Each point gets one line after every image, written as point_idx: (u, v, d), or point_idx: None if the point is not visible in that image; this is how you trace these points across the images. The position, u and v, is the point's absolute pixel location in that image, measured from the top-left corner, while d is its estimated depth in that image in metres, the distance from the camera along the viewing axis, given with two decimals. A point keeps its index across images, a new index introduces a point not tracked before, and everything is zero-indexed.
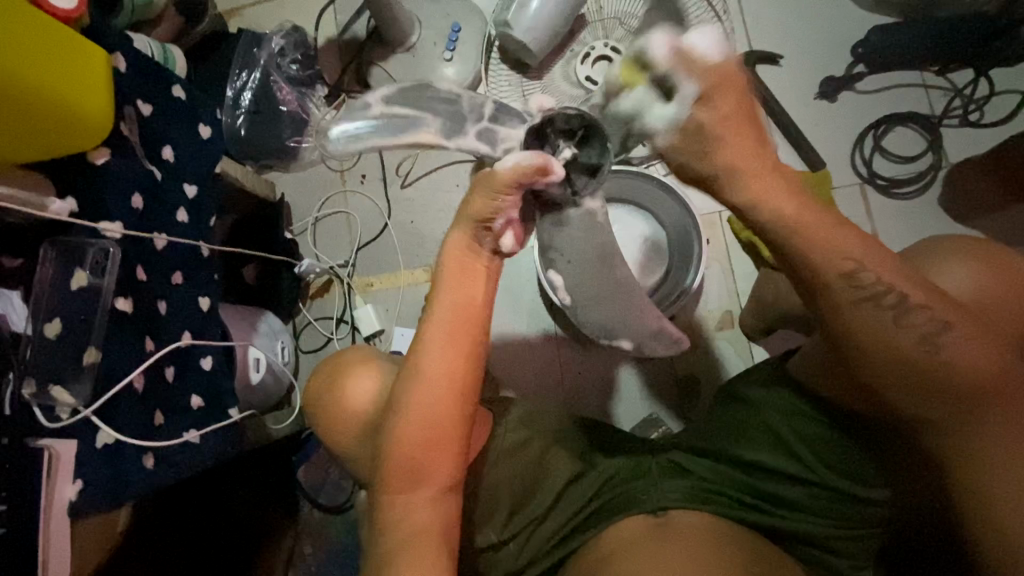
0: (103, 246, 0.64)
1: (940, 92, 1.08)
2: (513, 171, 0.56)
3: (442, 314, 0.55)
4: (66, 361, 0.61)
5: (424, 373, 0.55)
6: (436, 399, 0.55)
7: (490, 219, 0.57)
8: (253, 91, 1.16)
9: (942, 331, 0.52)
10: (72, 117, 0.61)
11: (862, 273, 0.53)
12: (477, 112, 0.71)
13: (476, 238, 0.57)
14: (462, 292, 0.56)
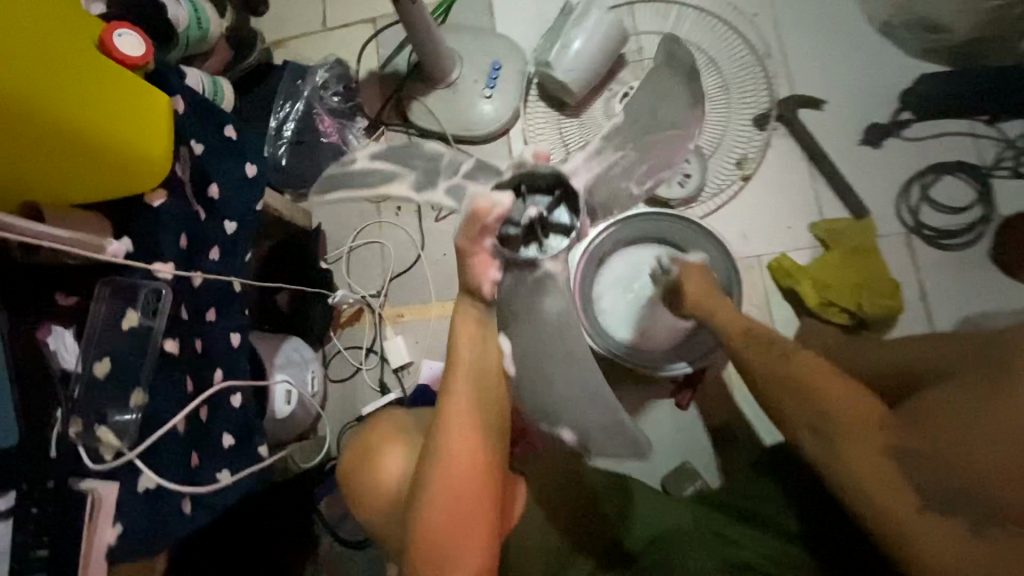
0: (156, 287, 0.65)
1: (990, 142, 1.06)
2: (468, 227, 0.54)
3: (453, 388, 0.56)
4: (113, 399, 0.62)
5: (442, 447, 0.56)
6: (457, 480, 0.56)
7: (480, 284, 0.56)
8: (295, 122, 1.20)
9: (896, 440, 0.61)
10: (132, 162, 0.62)
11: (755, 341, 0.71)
12: (453, 169, 0.63)
13: (474, 304, 0.57)
14: (474, 369, 0.57)
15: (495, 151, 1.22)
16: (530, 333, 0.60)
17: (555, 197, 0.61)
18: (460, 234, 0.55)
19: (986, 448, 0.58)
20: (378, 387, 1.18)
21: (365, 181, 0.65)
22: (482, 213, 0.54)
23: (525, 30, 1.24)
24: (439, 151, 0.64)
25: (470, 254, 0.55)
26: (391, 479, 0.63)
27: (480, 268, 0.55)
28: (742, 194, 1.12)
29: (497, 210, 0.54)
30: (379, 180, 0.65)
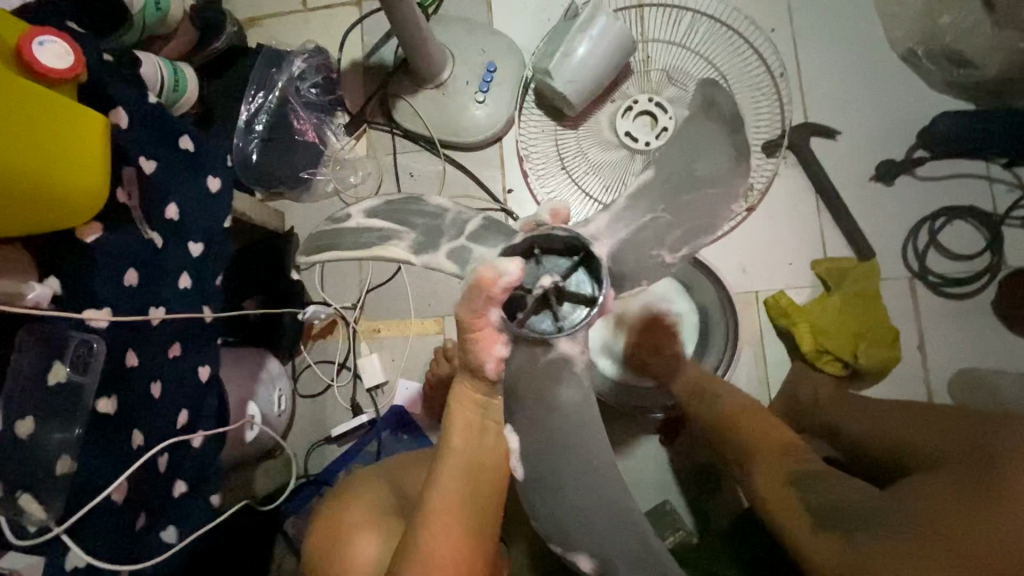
0: (86, 338, 0.57)
1: (1005, 187, 1.01)
2: (468, 308, 0.53)
3: (441, 471, 0.56)
4: (38, 467, 0.54)
5: (429, 523, 0.55)
6: (443, 549, 0.54)
7: (478, 366, 0.56)
8: (268, 116, 1.10)
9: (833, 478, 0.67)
10: (57, 197, 0.53)
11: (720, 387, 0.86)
12: (459, 228, 0.68)
13: (471, 388, 0.57)
14: (473, 445, 0.57)
15: (485, 159, 1.14)
16: (537, 429, 0.55)
17: (577, 257, 0.63)
18: (461, 309, 0.54)
19: (931, 513, 0.57)
20: (350, 407, 1.12)
21: (360, 238, 0.67)
22: (486, 284, 0.52)
23: (524, 29, 1.14)
24: (442, 208, 0.68)
25: (470, 332, 0.54)
26: (363, 563, 0.59)
27: (484, 347, 0.55)
28: (744, 224, 1.06)
29: (506, 285, 0.52)
30: (375, 240, 0.67)
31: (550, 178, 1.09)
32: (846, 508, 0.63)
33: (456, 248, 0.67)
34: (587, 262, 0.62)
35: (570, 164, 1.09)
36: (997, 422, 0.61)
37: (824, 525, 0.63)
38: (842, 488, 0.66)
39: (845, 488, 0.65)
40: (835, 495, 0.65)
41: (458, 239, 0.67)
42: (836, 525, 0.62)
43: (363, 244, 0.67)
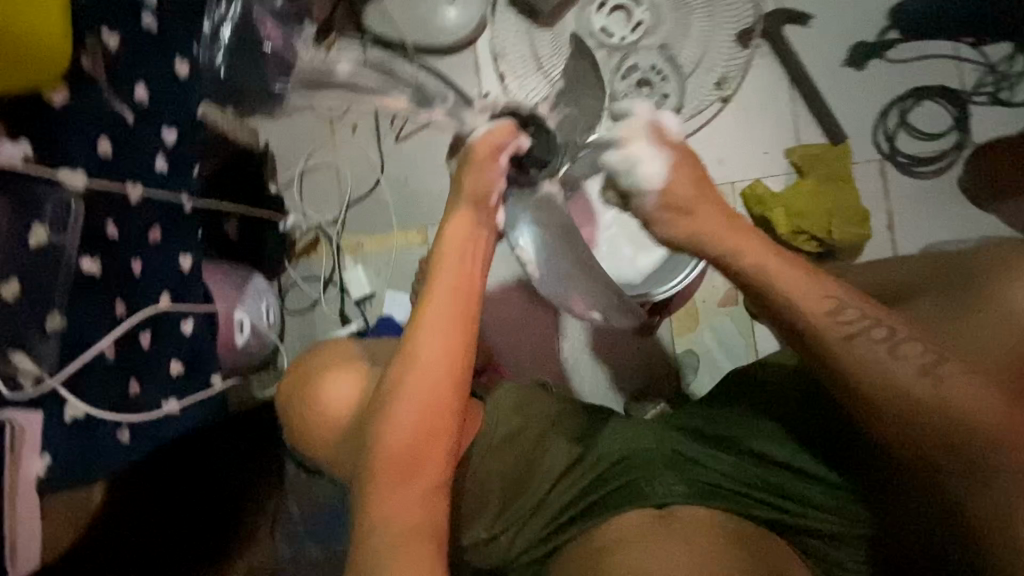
0: (63, 198, 0.58)
1: (973, 67, 1.03)
2: (488, 141, 0.62)
3: (426, 318, 0.57)
4: (27, 324, 0.56)
5: (419, 360, 0.56)
6: (432, 378, 0.55)
7: (484, 198, 0.62)
8: (233, 25, 0.95)
9: (941, 363, 0.52)
10: (26, 45, 0.54)
11: (844, 307, 0.55)
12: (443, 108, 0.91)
13: (472, 217, 0.61)
14: (456, 271, 0.59)
15: (460, 64, 1.12)
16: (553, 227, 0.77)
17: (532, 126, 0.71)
18: (477, 144, 0.62)
19: None
20: (339, 320, 1.13)
21: None
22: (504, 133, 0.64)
23: None
24: None
25: (483, 163, 0.62)
26: (343, 399, 0.63)
27: (495, 177, 0.62)
28: (719, 117, 1.06)
29: (518, 142, 0.65)
30: None
31: (528, 78, 1.07)
32: (988, 415, 0.50)
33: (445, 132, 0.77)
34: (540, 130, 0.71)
35: (547, 64, 1.06)
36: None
37: (951, 431, 0.51)
38: (968, 380, 0.51)
39: (970, 378, 0.51)
40: (962, 394, 0.50)
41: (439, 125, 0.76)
42: (981, 430, 0.50)
43: None
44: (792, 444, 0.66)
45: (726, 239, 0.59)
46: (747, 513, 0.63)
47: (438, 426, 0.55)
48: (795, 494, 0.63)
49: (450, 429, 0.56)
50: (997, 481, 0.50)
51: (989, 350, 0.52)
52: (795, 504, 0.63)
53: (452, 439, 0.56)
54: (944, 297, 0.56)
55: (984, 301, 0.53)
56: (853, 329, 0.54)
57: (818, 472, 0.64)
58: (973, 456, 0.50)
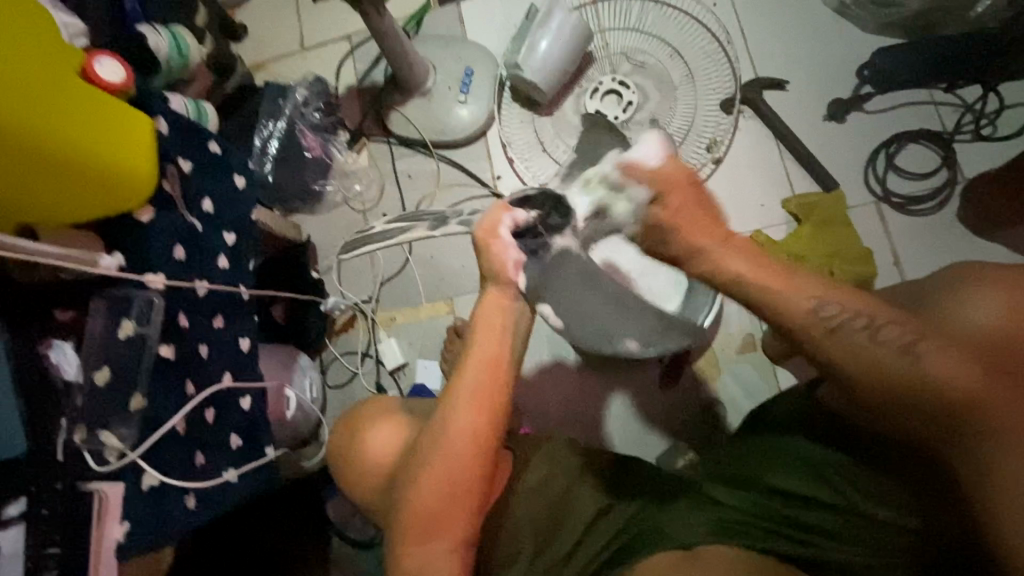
0: (147, 296, 0.70)
1: (951, 109, 1.09)
2: (487, 221, 0.66)
3: (458, 401, 0.60)
4: (113, 407, 0.67)
5: (446, 441, 0.60)
6: (455, 454, 0.59)
7: (502, 273, 0.65)
8: (280, 139, 1.22)
9: (919, 341, 0.55)
10: (122, 177, 0.67)
11: (825, 306, 0.58)
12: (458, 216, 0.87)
13: (500, 294, 0.65)
14: (487, 348, 0.63)
15: (474, 152, 1.26)
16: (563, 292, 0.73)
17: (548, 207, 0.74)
18: (478, 228, 0.66)
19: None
20: (376, 390, 1.21)
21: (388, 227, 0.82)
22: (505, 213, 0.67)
23: (495, 36, 1.29)
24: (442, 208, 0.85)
25: (487, 243, 0.65)
26: (382, 454, 0.70)
27: (502, 250, 0.64)
28: (713, 176, 1.15)
29: (514, 215, 0.67)
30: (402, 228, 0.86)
31: (534, 159, 1.21)
32: (966, 382, 0.53)
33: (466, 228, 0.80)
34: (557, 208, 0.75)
35: (551, 146, 1.20)
36: (987, 265, 0.58)
37: (931, 406, 0.54)
38: (943, 354, 0.54)
39: (947, 350, 0.54)
40: (940, 367, 0.54)
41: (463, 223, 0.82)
42: (962, 399, 0.53)
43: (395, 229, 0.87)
44: (810, 473, 0.66)
45: (712, 253, 0.63)
46: (766, 549, 0.64)
47: (462, 498, 0.59)
48: (814, 524, 0.63)
49: (471, 495, 0.59)
50: (987, 449, 0.52)
51: (961, 332, 0.55)
52: (815, 535, 0.63)
53: (473, 508, 0.60)
54: (916, 301, 0.61)
55: (948, 301, 0.58)
56: (836, 321, 0.58)
57: (836, 498, 0.63)
58: (966, 435, 0.53)
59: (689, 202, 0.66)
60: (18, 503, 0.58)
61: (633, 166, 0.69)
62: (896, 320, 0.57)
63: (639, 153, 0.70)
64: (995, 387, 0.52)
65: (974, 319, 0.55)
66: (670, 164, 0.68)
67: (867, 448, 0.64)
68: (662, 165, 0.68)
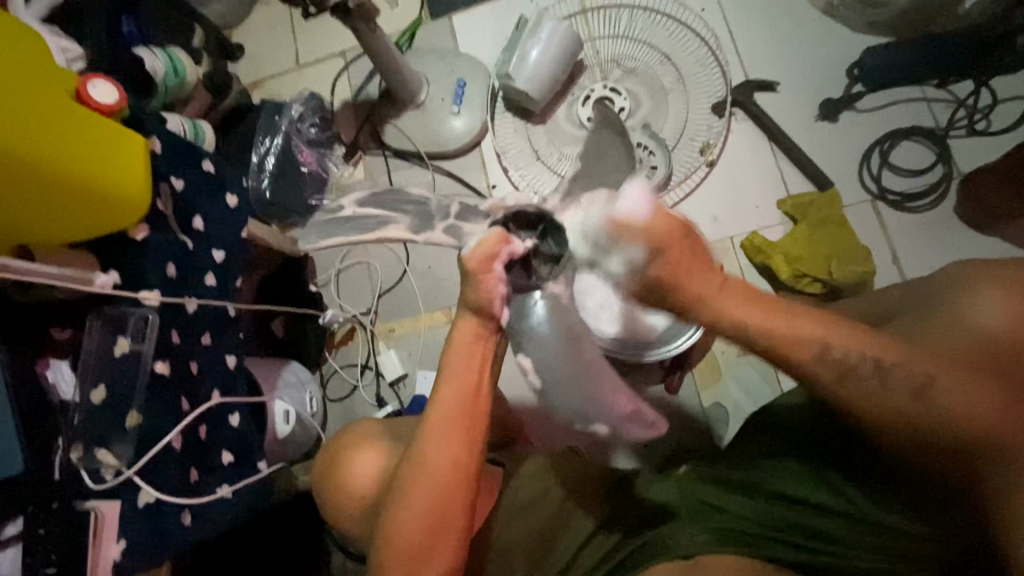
0: (143, 313, 0.71)
1: (943, 105, 1.09)
2: (480, 251, 0.55)
3: (433, 423, 0.57)
4: (111, 425, 0.68)
5: (423, 466, 0.57)
6: (433, 488, 0.56)
7: (488, 308, 0.56)
8: (276, 156, 1.23)
9: (933, 380, 0.52)
10: (115, 197, 0.68)
11: (829, 348, 0.53)
12: (445, 211, 0.75)
13: (477, 325, 0.57)
14: (461, 380, 0.57)
15: (468, 163, 1.26)
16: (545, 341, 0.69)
17: (538, 229, 0.64)
18: (470, 258, 0.55)
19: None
20: (376, 403, 1.21)
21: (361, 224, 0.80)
22: (499, 242, 0.56)
23: (486, 47, 1.30)
24: (426, 197, 0.79)
25: (478, 276, 0.55)
26: (368, 479, 0.69)
27: (495, 290, 0.56)
28: (707, 179, 1.15)
29: (512, 246, 0.57)
30: (376, 223, 0.78)
31: (528, 167, 1.21)
32: (986, 417, 0.50)
33: (449, 225, 0.74)
34: (546, 233, 0.64)
35: (545, 154, 1.21)
36: (990, 268, 0.55)
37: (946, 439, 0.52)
38: (958, 387, 0.51)
39: (961, 384, 0.51)
40: (958, 404, 0.51)
41: (447, 219, 0.75)
42: (980, 436, 0.50)
43: (366, 228, 0.79)
44: (812, 477, 0.66)
45: (716, 300, 0.55)
46: (769, 558, 0.63)
47: (447, 525, 0.57)
48: (830, 531, 0.62)
49: (457, 526, 0.57)
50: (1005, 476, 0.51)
51: (964, 344, 0.52)
52: (826, 545, 0.62)
53: (459, 537, 0.58)
54: (921, 312, 0.57)
55: (951, 310, 0.54)
56: (847, 364, 0.53)
57: (841, 504, 0.63)
58: (983, 465, 0.51)
59: (688, 258, 0.55)
60: (17, 522, 0.60)
61: (620, 221, 0.57)
62: (909, 359, 0.52)
63: (621, 203, 0.59)
64: (1010, 416, 0.50)
65: (989, 336, 0.51)
66: (655, 214, 0.56)
67: (870, 460, 0.62)
68: (646, 216, 0.57)
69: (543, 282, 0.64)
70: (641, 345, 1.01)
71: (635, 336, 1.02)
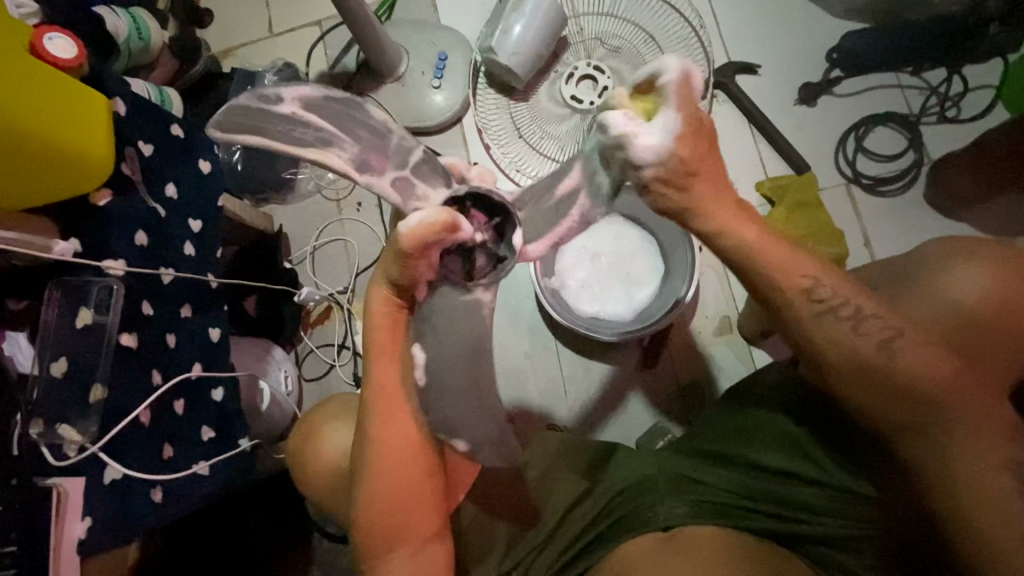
0: (107, 283, 0.68)
1: (917, 91, 1.12)
2: (418, 234, 0.49)
3: (370, 401, 0.57)
4: (72, 403, 0.64)
5: (372, 443, 0.57)
6: (389, 462, 0.56)
7: (410, 286, 0.54)
8: None
9: (899, 334, 0.54)
10: (76, 160, 0.64)
11: (820, 287, 0.54)
12: (402, 158, 0.57)
13: (391, 292, 0.55)
14: (388, 355, 0.57)
15: (449, 140, 1.23)
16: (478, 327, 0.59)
17: (495, 223, 0.57)
18: (404, 233, 0.49)
19: (1002, 335, 0.55)
20: (353, 382, 1.18)
21: (292, 132, 0.54)
22: (441, 226, 0.50)
23: (469, 21, 1.27)
24: (388, 124, 0.57)
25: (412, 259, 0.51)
26: (334, 453, 0.69)
27: (420, 272, 0.53)
28: None
29: (457, 235, 0.51)
30: (310, 135, 0.55)
31: (510, 145, 1.19)
32: (933, 376, 0.53)
33: (400, 180, 0.56)
34: (504, 228, 0.57)
35: (527, 131, 1.19)
36: (977, 243, 0.59)
37: (905, 396, 0.54)
38: (921, 346, 0.54)
39: (920, 347, 0.54)
40: (921, 362, 0.54)
41: (402, 170, 0.57)
42: (938, 396, 0.53)
43: (292, 137, 0.54)
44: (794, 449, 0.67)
45: (723, 218, 0.53)
46: (748, 529, 0.66)
47: (416, 496, 0.58)
48: (806, 502, 0.65)
49: (429, 492, 0.58)
50: (950, 445, 0.53)
51: (948, 310, 0.56)
52: (806, 513, 0.65)
53: (433, 501, 0.59)
54: (906, 279, 0.61)
55: (940, 286, 0.58)
56: (829, 305, 0.55)
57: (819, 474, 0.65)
58: (926, 439, 0.54)
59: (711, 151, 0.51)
60: None
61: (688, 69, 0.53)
62: (881, 310, 0.55)
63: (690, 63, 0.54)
64: (955, 378, 0.53)
65: (972, 304, 0.56)
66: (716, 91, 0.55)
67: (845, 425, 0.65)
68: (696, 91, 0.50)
69: (474, 283, 0.55)
70: (645, 315, 1.00)
71: (628, 314, 1.03)
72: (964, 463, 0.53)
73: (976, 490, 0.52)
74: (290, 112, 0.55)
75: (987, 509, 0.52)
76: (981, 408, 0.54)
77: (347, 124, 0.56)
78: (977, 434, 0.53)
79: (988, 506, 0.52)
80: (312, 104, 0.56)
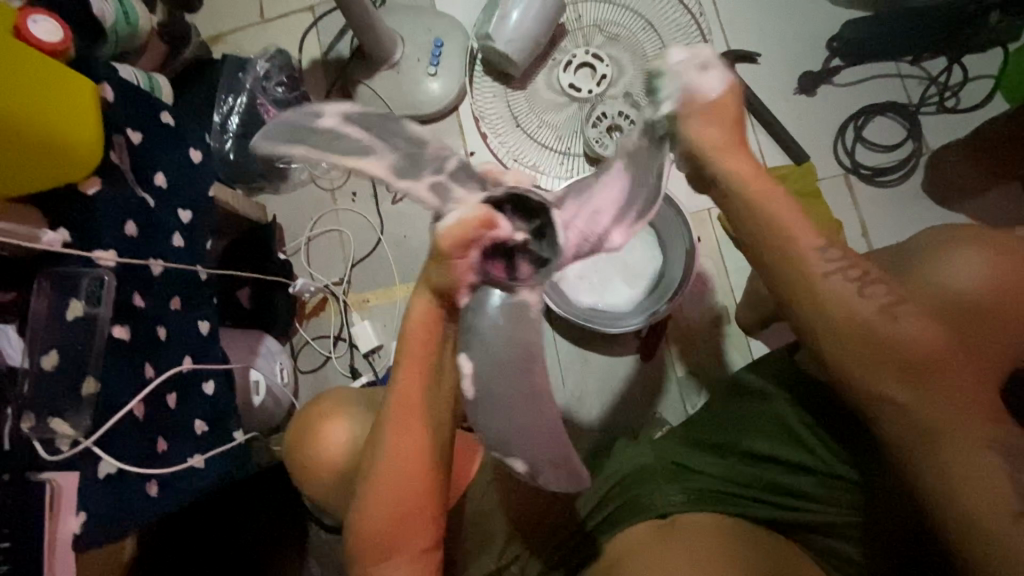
0: (97, 274, 0.67)
1: (916, 81, 1.11)
2: (456, 231, 0.47)
3: (390, 412, 0.55)
4: (65, 395, 0.64)
5: (385, 454, 0.56)
6: (396, 474, 0.56)
7: (451, 293, 0.50)
8: (240, 116, 1.15)
9: (899, 302, 0.54)
10: (64, 148, 0.63)
11: (830, 248, 0.55)
12: (439, 165, 0.52)
13: (439, 305, 0.52)
14: (416, 364, 0.54)
15: (446, 128, 1.20)
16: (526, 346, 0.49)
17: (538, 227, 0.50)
18: (443, 233, 0.47)
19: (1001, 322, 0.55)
20: (349, 373, 1.17)
21: (333, 143, 0.51)
22: (480, 225, 0.46)
23: (463, 6, 1.25)
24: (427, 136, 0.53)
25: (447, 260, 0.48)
26: (337, 449, 0.68)
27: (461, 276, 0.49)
28: None
29: (496, 234, 0.47)
30: (353, 149, 0.51)
31: (507, 134, 1.17)
32: (935, 344, 0.53)
33: (438, 184, 0.51)
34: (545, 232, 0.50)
35: (524, 120, 1.17)
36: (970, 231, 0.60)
37: (913, 363, 0.53)
38: (917, 315, 0.54)
39: (918, 316, 0.54)
40: (919, 331, 0.53)
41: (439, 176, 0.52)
42: (935, 362, 0.52)
43: (335, 149, 0.51)
44: (790, 437, 0.67)
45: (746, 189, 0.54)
46: (742, 514, 0.66)
47: (416, 507, 0.57)
48: (803, 489, 0.65)
49: (431, 503, 0.57)
50: (951, 415, 0.52)
51: (951, 278, 0.56)
52: (800, 499, 0.65)
53: (433, 514, 0.58)
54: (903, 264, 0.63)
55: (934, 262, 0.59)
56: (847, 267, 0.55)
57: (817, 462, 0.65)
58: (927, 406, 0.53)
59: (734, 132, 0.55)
60: None
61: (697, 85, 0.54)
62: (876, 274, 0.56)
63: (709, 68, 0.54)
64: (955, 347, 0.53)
65: (965, 274, 0.57)
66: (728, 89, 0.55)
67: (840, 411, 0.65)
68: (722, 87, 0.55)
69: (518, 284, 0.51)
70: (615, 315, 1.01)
71: (627, 304, 1.02)
72: (961, 436, 0.51)
73: (969, 472, 0.51)
74: (329, 125, 0.52)
75: (972, 489, 0.51)
76: (976, 386, 0.53)
77: (381, 133, 0.52)
78: (973, 410, 0.52)
79: (975, 481, 0.51)
80: (353, 118, 0.52)
